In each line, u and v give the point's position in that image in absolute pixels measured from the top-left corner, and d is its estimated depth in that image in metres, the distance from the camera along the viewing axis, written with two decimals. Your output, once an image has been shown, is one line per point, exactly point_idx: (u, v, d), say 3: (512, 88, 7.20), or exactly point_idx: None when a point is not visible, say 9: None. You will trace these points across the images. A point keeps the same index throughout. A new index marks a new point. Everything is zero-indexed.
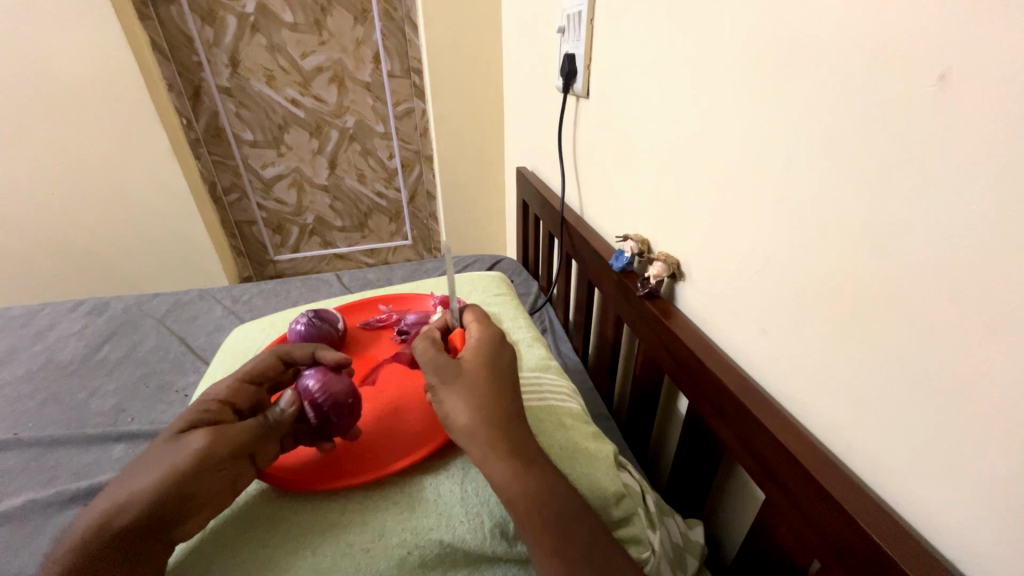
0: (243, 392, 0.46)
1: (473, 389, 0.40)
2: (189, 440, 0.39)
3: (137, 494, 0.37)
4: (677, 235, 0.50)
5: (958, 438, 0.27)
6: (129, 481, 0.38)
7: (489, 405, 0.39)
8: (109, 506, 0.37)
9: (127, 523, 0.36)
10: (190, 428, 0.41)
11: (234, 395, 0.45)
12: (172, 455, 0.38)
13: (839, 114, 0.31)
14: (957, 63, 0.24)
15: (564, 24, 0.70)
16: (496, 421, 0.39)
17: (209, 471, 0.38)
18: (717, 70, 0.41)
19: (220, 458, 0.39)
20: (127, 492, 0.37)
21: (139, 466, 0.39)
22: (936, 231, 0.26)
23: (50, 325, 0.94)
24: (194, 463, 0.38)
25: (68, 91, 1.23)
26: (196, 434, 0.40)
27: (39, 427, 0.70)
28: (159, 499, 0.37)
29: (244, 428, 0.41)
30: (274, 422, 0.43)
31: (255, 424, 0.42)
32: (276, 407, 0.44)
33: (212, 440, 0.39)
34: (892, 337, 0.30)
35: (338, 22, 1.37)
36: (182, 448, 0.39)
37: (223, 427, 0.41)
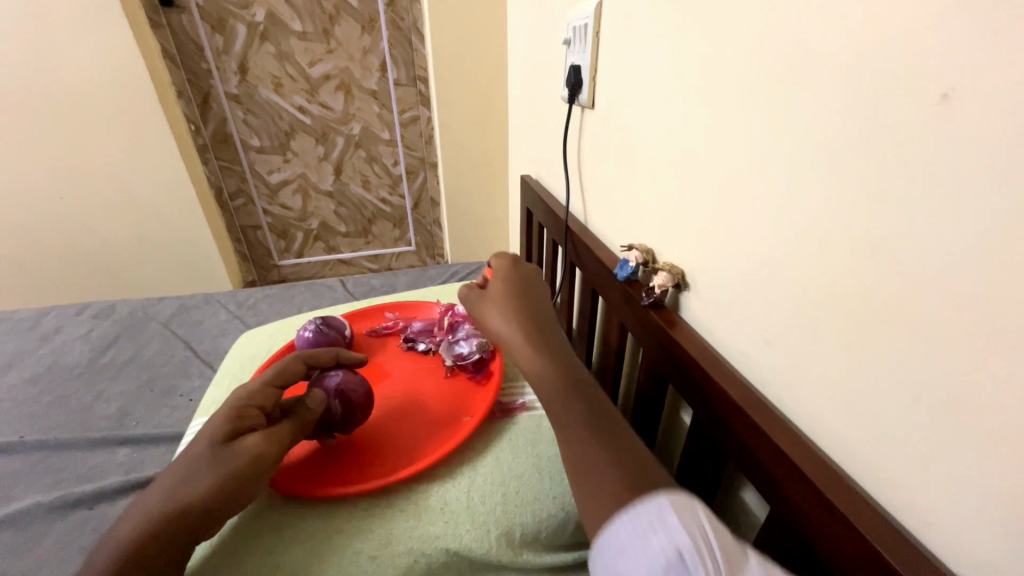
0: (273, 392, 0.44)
1: (502, 300, 0.49)
2: (244, 448, 0.39)
3: (192, 502, 0.36)
4: (681, 245, 0.51)
5: (962, 452, 0.27)
6: (173, 483, 0.37)
7: (517, 311, 0.48)
8: (149, 518, 0.36)
9: (178, 530, 0.36)
10: (235, 432, 0.40)
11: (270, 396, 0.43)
12: (228, 460, 0.38)
13: (843, 129, 0.31)
14: (960, 83, 0.25)
15: (569, 36, 0.71)
16: (522, 322, 0.46)
17: (264, 473, 0.39)
18: (722, 84, 0.42)
19: (273, 459, 0.40)
20: (171, 503, 0.36)
21: (182, 472, 0.37)
22: (940, 247, 0.26)
23: (56, 328, 0.94)
24: (254, 469, 0.39)
25: (79, 97, 1.25)
26: (250, 437, 0.39)
27: (44, 430, 0.70)
28: (214, 506, 0.37)
29: (288, 430, 0.42)
30: (308, 420, 0.44)
31: (295, 425, 0.43)
32: (307, 400, 0.44)
33: (267, 444, 0.40)
34: (897, 350, 0.30)
35: (345, 32, 1.39)
36: (237, 453, 0.38)
37: (271, 430, 0.41)
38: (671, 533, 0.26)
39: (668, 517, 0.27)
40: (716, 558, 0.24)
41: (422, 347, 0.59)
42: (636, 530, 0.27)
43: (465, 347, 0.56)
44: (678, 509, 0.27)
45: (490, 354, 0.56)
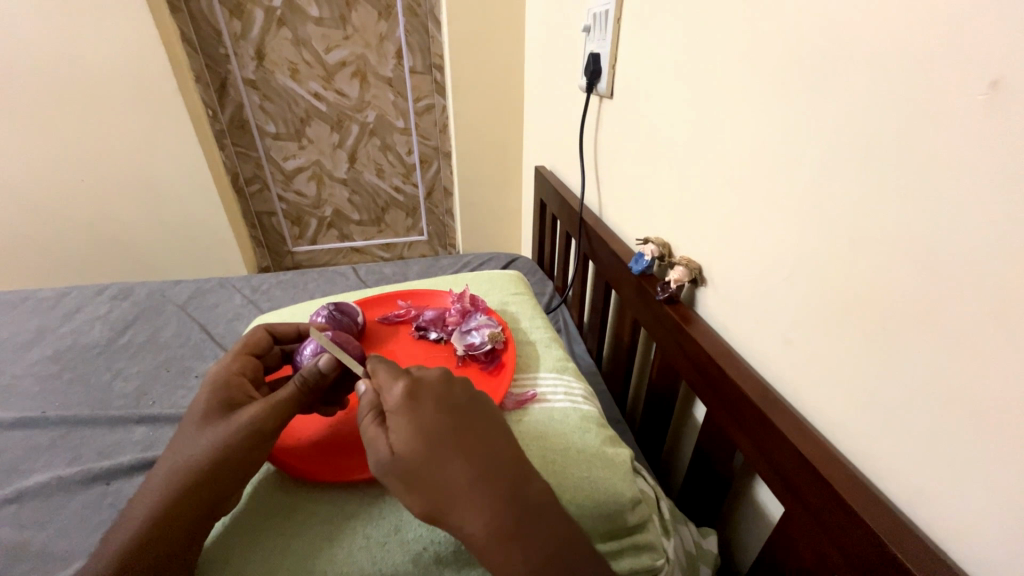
0: (245, 365, 0.48)
1: (416, 477, 0.35)
2: (240, 416, 0.41)
3: (197, 470, 0.39)
4: (700, 240, 0.50)
5: (989, 461, 0.26)
6: (178, 453, 0.40)
7: (437, 493, 0.35)
8: (165, 488, 0.39)
9: (189, 498, 0.38)
10: (227, 404, 0.43)
11: (244, 369, 0.47)
12: (226, 428, 0.40)
13: (879, 119, 0.30)
14: (1009, 72, 0.23)
15: (590, 23, 0.69)
16: (455, 509, 0.34)
17: (266, 439, 0.41)
18: (750, 74, 0.40)
19: (273, 424, 0.41)
20: (180, 472, 0.39)
21: (186, 444, 0.40)
22: (979, 246, 0.25)
23: (77, 307, 0.97)
24: (252, 436, 0.40)
25: (99, 80, 1.26)
26: (249, 408, 0.41)
27: (64, 405, 0.72)
28: (220, 473, 0.39)
29: (289, 396, 0.43)
30: (313, 383, 0.45)
31: (297, 389, 0.44)
32: (313, 365, 0.45)
33: (264, 411, 0.41)
34: (928, 354, 0.28)
35: (362, 18, 1.38)
36: (234, 421, 0.41)
37: (269, 397, 0.43)
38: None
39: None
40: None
41: (433, 337, 0.59)
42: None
43: (476, 337, 0.56)
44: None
45: (501, 346, 0.56)
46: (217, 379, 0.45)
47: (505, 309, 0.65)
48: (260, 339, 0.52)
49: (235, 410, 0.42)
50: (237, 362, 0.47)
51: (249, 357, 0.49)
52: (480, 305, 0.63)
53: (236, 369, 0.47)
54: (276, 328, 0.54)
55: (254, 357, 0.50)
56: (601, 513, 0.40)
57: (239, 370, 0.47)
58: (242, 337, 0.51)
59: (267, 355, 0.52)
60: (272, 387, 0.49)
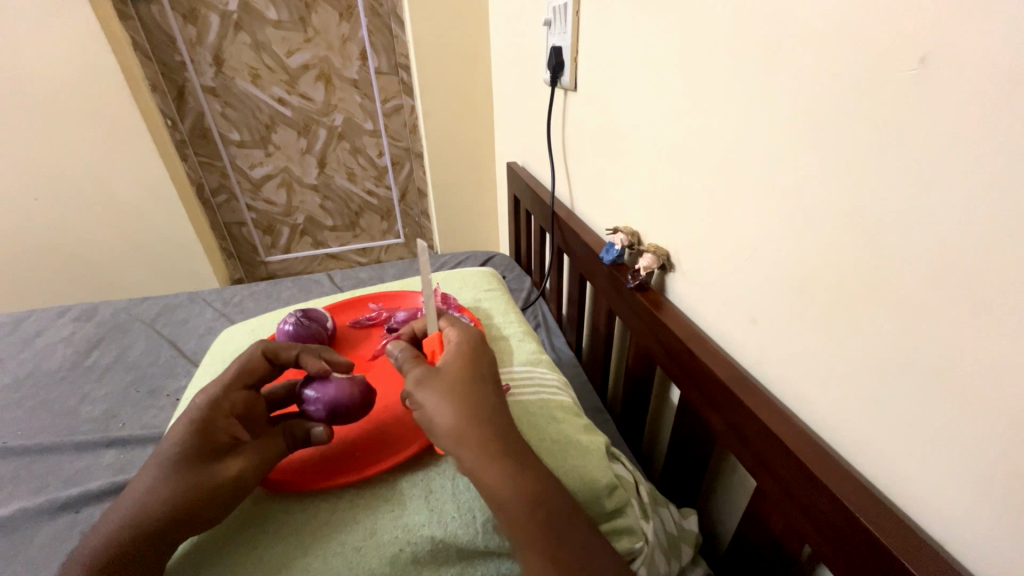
0: (236, 400, 0.44)
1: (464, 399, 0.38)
2: (226, 467, 0.39)
3: (163, 514, 0.37)
4: (666, 227, 0.50)
5: (947, 421, 0.27)
6: (143, 491, 0.38)
7: (479, 416, 0.37)
8: (122, 524, 0.36)
9: (147, 539, 0.36)
10: (210, 447, 0.40)
11: (233, 402, 0.43)
12: (207, 478, 0.38)
13: (823, 96, 0.31)
14: (936, 48, 0.24)
15: (550, 17, 0.69)
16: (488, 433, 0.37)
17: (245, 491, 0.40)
18: (702, 59, 0.41)
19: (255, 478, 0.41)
20: (141, 511, 0.37)
21: (153, 482, 0.38)
22: (924, 215, 0.26)
23: (38, 331, 0.92)
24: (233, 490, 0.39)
25: (48, 94, 1.21)
26: (237, 461, 0.40)
27: (27, 434, 0.69)
28: (186, 519, 0.37)
29: (276, 453, 0.42)
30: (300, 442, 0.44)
31: (284, 446, 0.43)
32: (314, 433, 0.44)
33: (254, 467, 0.40)
34: (882, 322, 0.30)
35: (323, 19, 1.35)
36: (220, 471, 0.39)
37: (257, 450, 0.42)
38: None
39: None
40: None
41: None
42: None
43: None
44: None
45: None
46: (201, 415, 0.41)
47: (478, 306, 0.65)
48: (257, 365, 0.47)
49: (220, 455, 0.40)
50: (230, 395, 0.44)
51: (242, 388, 0.45)
52: (453, 303, 0.63)
53: (225, 404, 0.43)
54: (278, 352, 0.49)
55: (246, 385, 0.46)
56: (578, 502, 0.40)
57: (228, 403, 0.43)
58: (239, 361, 0.46)
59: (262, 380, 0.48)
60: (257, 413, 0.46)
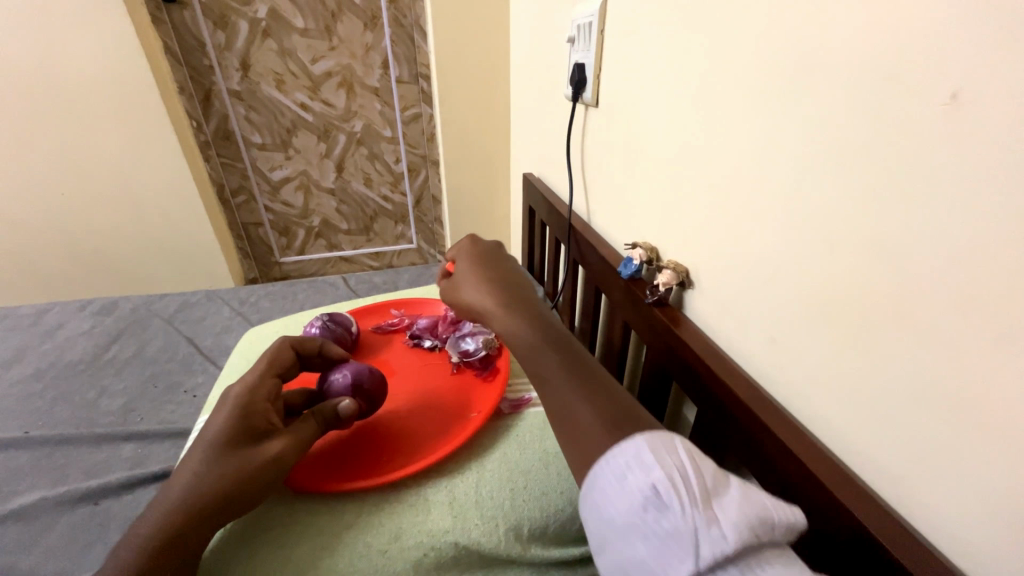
0: (270, 387, 0.44)
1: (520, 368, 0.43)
2: (268, 450, 0.40)
3: (209, 501, 0.37)
4: (687, 245, 0.51)
5: (967, 450, 0.27)
6: (188, 477, 0.37)
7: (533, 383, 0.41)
8: (168, 509, 0.36)
9: (194, 526, 0.36)
10: (250, 432, 0.40)
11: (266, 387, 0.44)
12: (251, 462, 0.39)
13: (851, 126, 0.31)
14: (967, 84, 0.25)
15: (574, 34, 0.70)
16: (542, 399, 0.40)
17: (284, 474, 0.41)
18: (729, 84, 0.42)
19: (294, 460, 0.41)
20: (187, 497, 0.37)
21: (196, 467, 0.38)
22: (950, 248, 0.26)
23: (59, 324, 0.94)
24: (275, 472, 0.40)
25: (80, 93, 1.25)
26: (276, 443, 0.41)
27: (48, 425, 0.70)
28: (230, 504, 0.38)
29: (311, 434, 0.44)
30: (330, 419, 0.46)
31: (317, 426, 0.45)
32: (338, 407, 0.45)
33: (293, 448, 0.41)
34: (904, 349, 0.30)
35: (348, 29, 1.39)
36: (261, 454, 0.40)
37: (293, 432, 0.43)
38: (650, 469, 0.28)
39: (646, 457, 0.29)
40: (694, 490, 0.27)
41: (428, 344, 0.60)
42: (616, 465, 0.30)
43: (471, 344, 0.57)
44: (655, 448, 0.30)
45: (495, 352, 0.57)
46: (241, 400, 0.41)
47: None
48: (285, 355, 0.48)
49: (261, 439, 0.41)
50: (263, 382, 0.44)
51: (273, 376, 0.45)
52: None
53: (259, 391, 0.43)
54: (303, 344, 0.51)
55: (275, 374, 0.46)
56: None
57: (261, 390, 0.43)
58: (269, 351, 0.47)
59: (288, 371, 0.48)
60: (287, 403, 0.47)
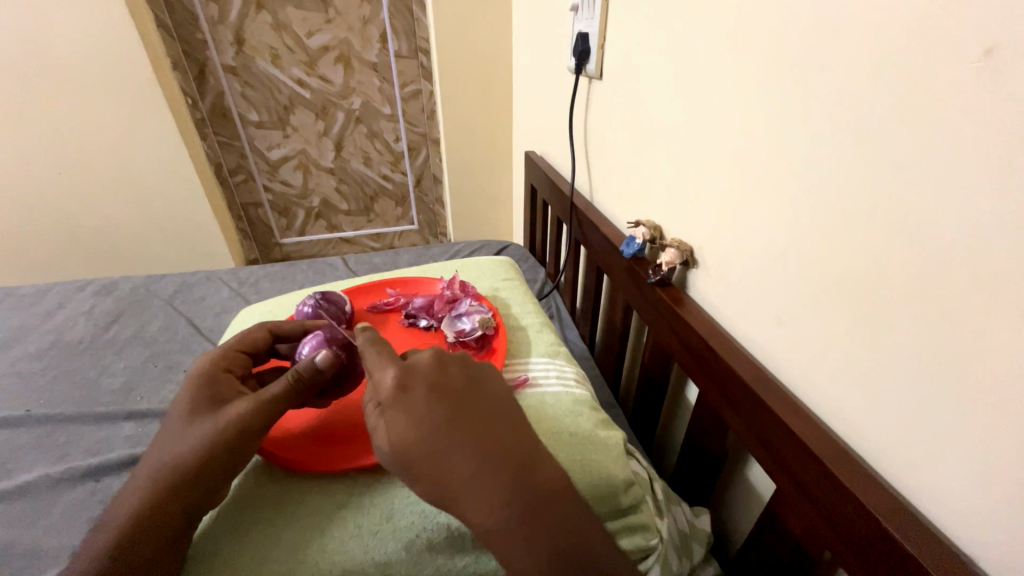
0: (235, 362, 0.46)
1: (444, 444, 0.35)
2: (226, 412, 0.40)
3: (179, 470, 0.38)
4: (692, 222, 0.49)
5: (985, 433, 0.26)
6: (162, 452, 0.39)
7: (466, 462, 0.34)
8: (145, 484, 0.38)
9: (169, 499, 0.37)
10: (211, 400, 0.42)
11: (232, 363, 0.46)
12: (211, 426, 0.40)
13: (870, 91, 0.29)
14: (1003, 38, 0.23)
15: (577, 2, 0.67)
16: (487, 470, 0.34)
17: (252, 437, 0.40)
18: (741, 49, 0.39)
19: (259, 421, 0.40)
20: (160, 469, 0.38)
21: (167, 440, 0.40)
22: (972, 222, 0.25)
23: (59, 304, 0.94)
24: (235, 432, 0.39)
25: (73, 69, 1.22)
26: (236, 405, 0.41)
27: (49, 404, 0.70)
28: (198, 473, 0.38)
29: (280, 393, 0.42)
30: (308, 378, 0.43)
31: (290, 385, 0.42)
32: (310, 360, 0.43)
33: (253, 407, 0.40)
34: (920, 328, 0.28)
35: (344, 0, 1.34)
36: (221, 417, 0.40)
37: (260, 393, 0.42)
38: None
39: None
40: None
41: (424, 324, 0.59)
42: None
43: (466, 324, 0.56)
44: None
45: (492, 332, 0.56)
46: (202, 374, 0.44)
47: (496, 294, 0.65)
48: (257, 336, 0.50)
49: (222, 405, 0.42)
50: (226, 358, 0.46)
51: (240, 352, 0.48)
52: (470, 291, 0.63)
53: (222, 366, 0.45)
54: (281, 327, 0.52)
55: (246, 354, 0.48)
56: (595, 496, 0.40)
57: (225, 365, 0.46)
58: (239, 333, 0.50)
59: (263, 352, 0.50)
60: (261, 380, 0.48)
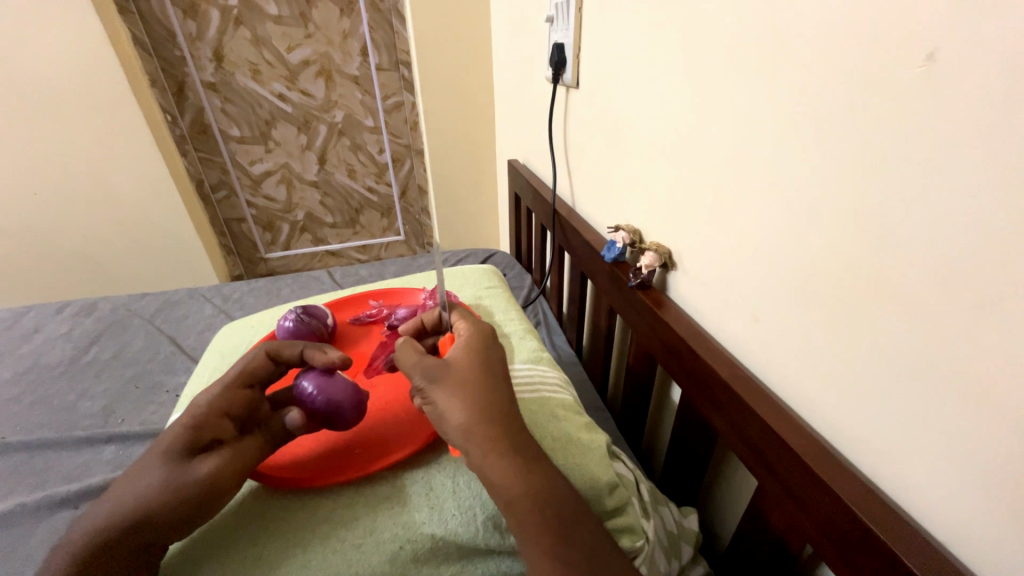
0: (237, 400, 0.44)
1: (464, 395, 0.38)
2: (196, 468, 0.38)
3: (138, 510, 0.36)
4: (668, 226, 0.50)
5: (945, 420, 0.27)
6: (133, 485, 0.38)
7: (483, 416, 0.37)
8: (105, 515, 0.36)
9: (124, 532, 0.36)
10: (193, 445, 0.40)
11: (231, 405, 0.43)
12: (180, 478, 0.38)
13: (827, 95, 0.30)
14: (944, 44, 0.24)
15: (551, 14, 0.68)
16: (489, 426, 0.37)
17: (218, 498, 0.39)
18: (704, 62, 0.41)
19: (229, 481, 0.39)
20: (123, 505, 0.37)
21: (141, 473, 0.38)
22: (927, 216, 0.26)
23: (36, 327, 0.92)
24: (200, 494, 0.38)
25: (47, 88, 1.20)
26: (209, 461, 0.39)
27: (26, 430, 0.68)
28: (149, 523, 0.36)
29: (252, 457, 0.41)
30: (278, 439, 0.44)
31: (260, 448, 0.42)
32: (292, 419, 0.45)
33: (223, 469, 0.39)
34: (887, 321, 0.29)
35: (323, 15, 1.35)
36: (191, 471, 0.38)
37: (233, 450, 0.41)
38: None
39: None
40: None
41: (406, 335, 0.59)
42: None
43: None
44: None
45: None
46: (200, 414, 0.42)
47: (479, 302, 0.65)
48: (261, 367, 0.47)
49: (200, 455, 0.40)
50: (229, 393, 0.44)
51: (244, 388, 0.45)
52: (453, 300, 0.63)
53: (220, 404, 0.43)
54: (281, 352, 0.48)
55: (252, 387, 0.46)
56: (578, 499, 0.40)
57: (224, 403, 0.43)
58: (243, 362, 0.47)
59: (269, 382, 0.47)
60: (273, 403, 0.47)
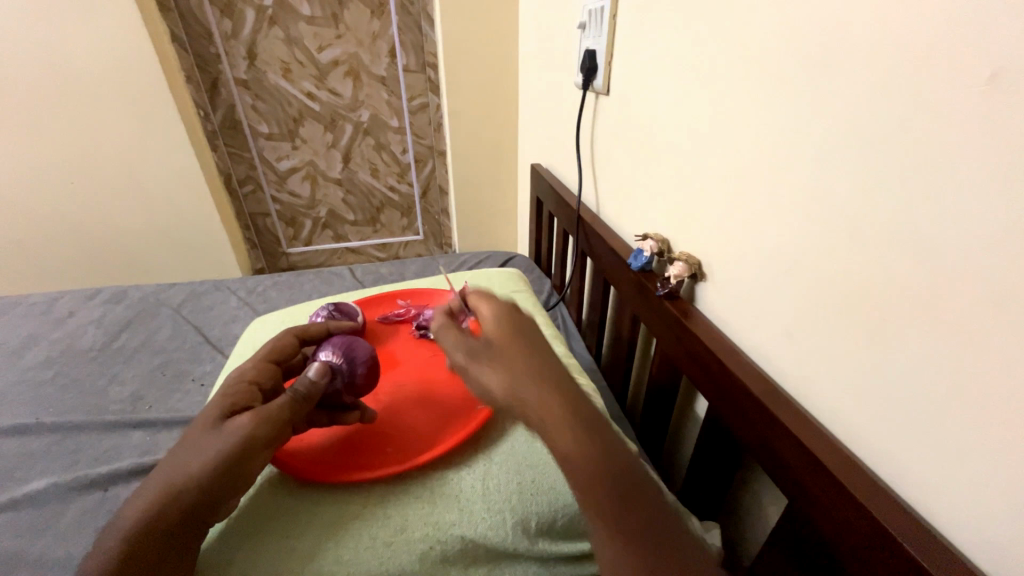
0: (264, 372, 0.47)
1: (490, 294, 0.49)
2: (234, 425, 0.40)
3: (185, 478, 0.37)
4: (699, 237, 0.50)
5: (988, 448, 0.26)
6: (173, 458, 0.39)
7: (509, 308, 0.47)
8: (153, 492, 0.37)
9: (174, 503, 0.37)
10: (226, 411, 0.42)
11: (258, 375, 0.46)
12: (218, 439, 0.39)
13: (877, 111, 0.30)
14: (1008, 63, 0.23)
15: (585, 20, 0.69)
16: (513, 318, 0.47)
17: (255, 452, 0.40)
18: (747, 74, 0.40)
19: (265, 434, 0.40)
20: (169, 474, 0.38)
21: (181, 446, 0.40)
22: (980, 238, 0.25)
23: (69, 312, 0.95)
24: (239, 446, 0.39)
25: (88, 82, 1.25)
26: (241, 418, 0.40)
27: (58, 411, 0.71)
28: (200, 486, 0.37)
29: (282, 408, 0.42)
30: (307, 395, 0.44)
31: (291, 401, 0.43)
32: (304, 376, 0.44)
33: (256, 422, 0.40)
34: (930, 345, 0.29)
35: (354, 16, 1.37)
36: (227, 430, 0.39)
37: (261, 407, 0.42)
38: None
39: None
40: None
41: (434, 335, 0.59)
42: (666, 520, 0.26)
43: None
44: None
45: None
46: (229, 386, 0.44)
47: None
48: (286, 345, 0.50)
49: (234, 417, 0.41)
50: (255, 369, 0.46)
51: (269, 363, 0.48)
52: None
53: (246, 376, 0.45)
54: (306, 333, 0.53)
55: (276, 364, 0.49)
56: None
57: (254, 377, 0.46)
58: (269, 343, 0.50)
59: (290, 360, 0.51)
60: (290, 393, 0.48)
